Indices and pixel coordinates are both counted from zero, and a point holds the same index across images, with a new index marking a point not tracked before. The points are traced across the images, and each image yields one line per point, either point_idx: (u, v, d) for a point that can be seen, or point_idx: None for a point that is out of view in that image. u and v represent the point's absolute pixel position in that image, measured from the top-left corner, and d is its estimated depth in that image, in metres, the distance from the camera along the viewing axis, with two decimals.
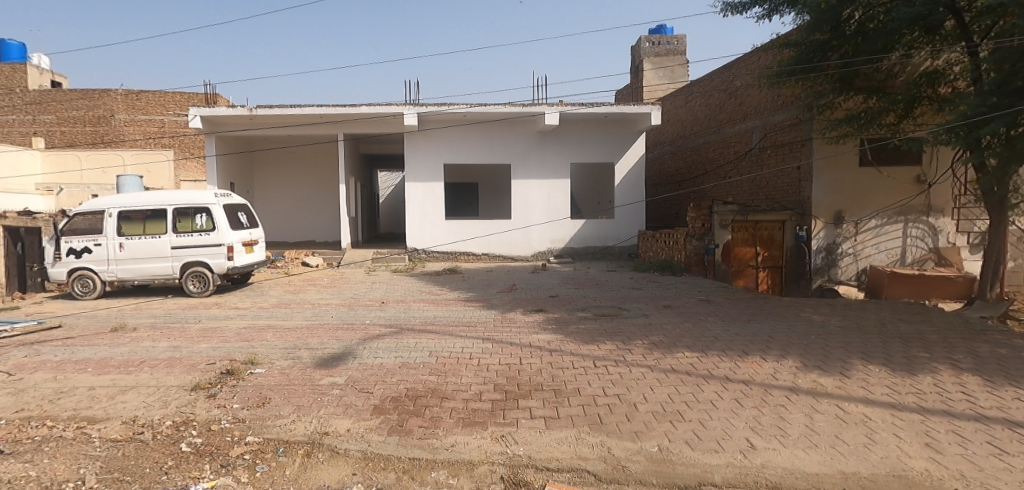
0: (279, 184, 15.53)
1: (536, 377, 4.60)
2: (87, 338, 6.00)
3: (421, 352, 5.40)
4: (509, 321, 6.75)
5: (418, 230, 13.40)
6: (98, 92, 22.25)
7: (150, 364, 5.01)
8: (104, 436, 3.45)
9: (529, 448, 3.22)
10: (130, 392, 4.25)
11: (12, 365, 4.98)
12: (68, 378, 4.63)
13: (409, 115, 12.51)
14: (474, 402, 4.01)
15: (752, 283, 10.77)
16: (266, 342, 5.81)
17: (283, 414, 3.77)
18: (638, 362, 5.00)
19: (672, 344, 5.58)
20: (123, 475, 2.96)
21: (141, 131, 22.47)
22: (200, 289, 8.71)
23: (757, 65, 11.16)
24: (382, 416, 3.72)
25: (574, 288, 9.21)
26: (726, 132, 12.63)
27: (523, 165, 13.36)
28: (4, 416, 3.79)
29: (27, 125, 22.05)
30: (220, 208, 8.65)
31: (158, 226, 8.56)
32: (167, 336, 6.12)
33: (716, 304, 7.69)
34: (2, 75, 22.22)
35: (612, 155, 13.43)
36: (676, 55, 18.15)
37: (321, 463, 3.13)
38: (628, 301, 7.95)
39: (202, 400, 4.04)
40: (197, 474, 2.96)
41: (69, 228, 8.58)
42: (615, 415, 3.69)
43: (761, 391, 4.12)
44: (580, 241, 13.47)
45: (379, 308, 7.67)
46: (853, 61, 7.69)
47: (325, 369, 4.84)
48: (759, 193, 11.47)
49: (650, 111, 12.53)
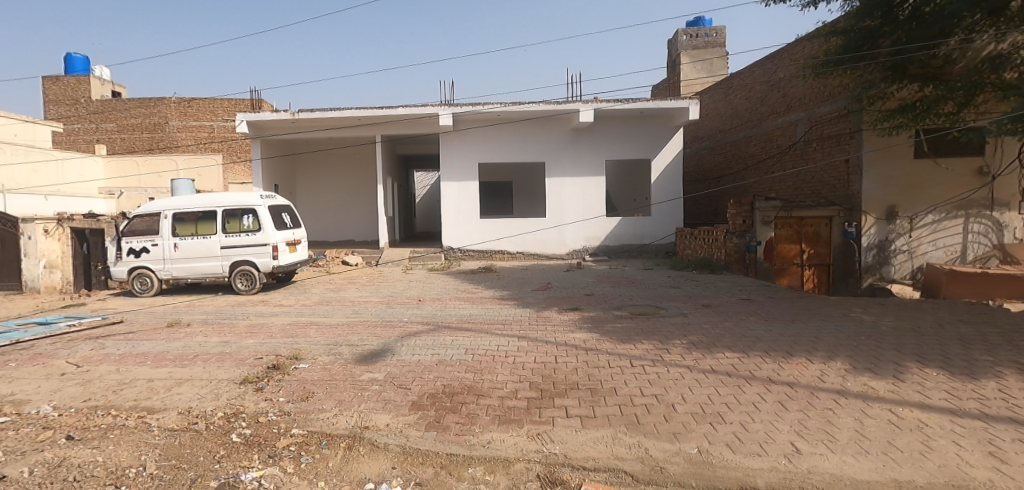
0: (319, 185, 16.02)
1: (572, 376, 4.58)
2: (146, 333, 6.37)
3: (457, 349, 5.46)
4: (545, 319, 6.75)
5: (452, 229, 13.55)
6: (154, 101, 23.51)
7: (203, 358, 5.27)
8: (162, 426, 3.66)
9: (565, 446, 3.22)
10: (186, 384, 4.49)
11: (80, 358, 5.34)
12: (129, 370, 4.93)
13: (444, 115, 12.62)
14: (510, 400, 4.03)
15: (797, 281, 10.36)
16: (309, 338, 6.01)
17: (326, 407, 3.91)
18: (676, 362, 4.90)
19: (711, 343, 5.45)
20: (180, 462, 3.14)
21: (192, 136, 23.57)
22: (248, 287, 9.07)
23: (801, 55, 10.72)
24: (421, 411, 3.80)
25: (610, 286, 9.11)
26: (768, 126, 12.19)
27: (557, 163, 13.30)
28: (74, 405, 4.10)
29: (92, 133, 23.60)
30: (265, 209, 8.99)
31: (208, 227, 8.98)
32: (218, 331, 6.43)
33: (758, 303, 7.44)
34: (69, 86, 23.86)
35: (649, 151, 13.18)
36: (714, 46, 17.57)
37: (362, 456, 3.23)
38: (665, 299, 7.79)
39: (250, 393, 4.24)
40: (247, 463, 3.11)
41: (129, 230, 9.09)
42: (652, 416, 3.64)
43: (807, 394, 3.96)
44: (615, 239, 13.31)
45: (416, 305, 7.81)
46: (906, 47, 7.31)
47: (365, 365, 4.97)
48: (803, 189, 11.01)
49: (688, 105, 12.24)
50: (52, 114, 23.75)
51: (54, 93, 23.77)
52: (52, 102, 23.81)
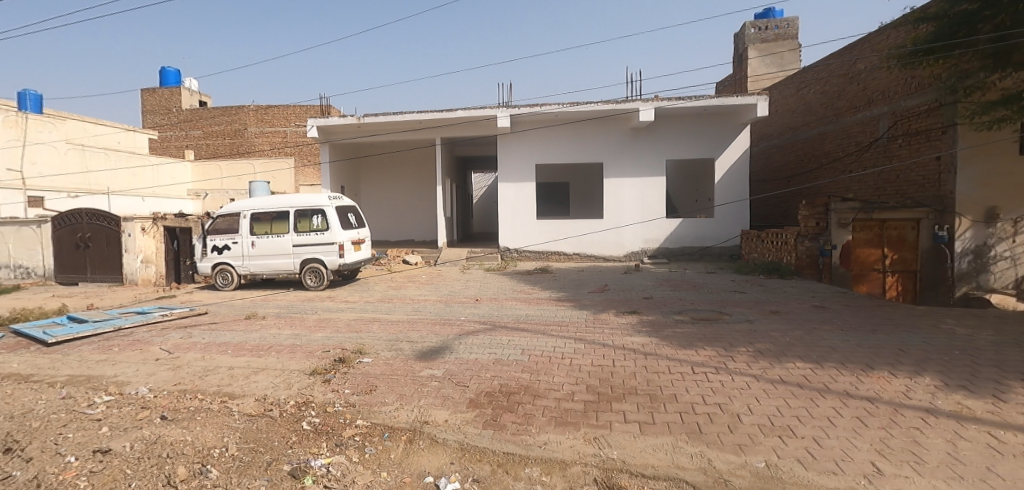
0: (381, 187, 16.65)
1: (630, 380, 4.48)
2: (227, 324, 6.88)
3: (514, 349, 5.50)
4: (602, 322, 6.65)
5: (509, 230, 13.65)
6: (235, 109, 25.34)
7: (277, 349, 5.62)
8: (242, 411, 3.93)
9: (623, 452, 3.17)
10: (261, 373, 4.80)
11: (171, 345, 5.85)
12: (213, 358, 5.34)
13: (502, 117, 12.74)
14: (566, 402, 4.00)
15: (878, 289, 9.54)
16: (372, 334, 6.26)
17: (388, 401, 4.06)
18: (741, 370, 4.68)
19: (780, 352, 5.16)
20: (257, 446, 3.36)
21: (268, 141, 25.22)
22: (317, 283, 9.57)
23: (885, 44, 9.93)
24: (478, 409, 3.86)
25: (669, 289, 8.85)
26: (846, 122, 11.38)
27: (615, 163, 13.09)
28: (167, 388, 4.50)
29: (182, 140, 25.79)
30: (333, 209, 9.44)
31: (282, 226, 9.55)
32: (290, 324, 6.83)
33: (833, 311, 6.97)
34: (164, 97, 26.22)
35: (712, 151, 12.70)
36: (786, 39, 16.65)
37: (422, 450, 3.32)
38: (729, 305, 7.46)
39: (318, 384, 4.47)
40: (316, 450, 3.29)
41: (213, 228, 9.86)
42: (716, 426, 3.49)
43: (889, 410, 3.66)
44: (675, 241, 12.91)
45: (473, 304, 7.94)
46: (1011, 33, 6.56)
47: (425, 361, 5.11)
48: (885, 189, 10.16)
49: (756, 102, 11.68)
50: (149, 123, 26.19)
51: (151, 103, 26.22)
52: (149, 112, 26.27)
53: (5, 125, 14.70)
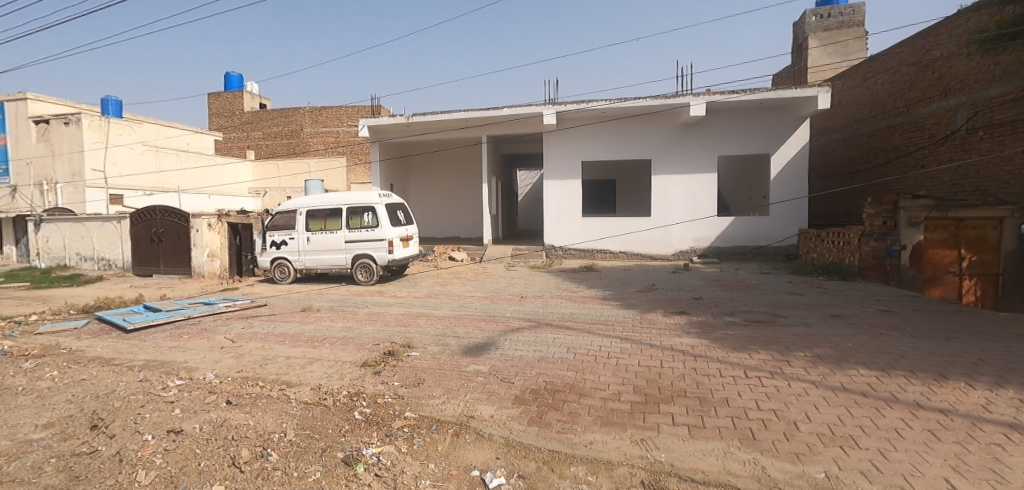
0: (428, 185, 17.00)
1: (679, 382, 4.37)
2: (284, 316, 7.23)
3: (559, 347, 5.47)
4: (649, 322, 6.51)
5: (554, 228, 13.61)
6: (291, 111, 26.53)
7: (330, 341, 5.85)
8: (298, 399, 4.12)
9: (671, 455, 3.09)
10: (316, 364, 5.01)
11: (235, 335, 6.20)
12: (272, 348, 5.62)
13: (548, 114, 12.70)
14: (613, 402, 3.95)
15: (953, 293, 8.99)
16: (420, 328, 6.40)
17: (435, 394, 4.14)
18: (798, 376, 4.46)
19: (842, 359, 4.88)
20: (313, 433, 3.51)
21: (322, 141, 26.28)
22: (367, 278, 9.88)
23: (965, 29, 9.19)
24: (523, 406, 3.87)
25: (720, 290, 8.56)
26: (918, 113, 10.60)
27: (663, 160, 12.79)
28: (231, 374, 4.78)
29: (244, 141, 27.29)
30: (383, 207, 9.72)
31: (335, 223, 9.93)
32: (342, 317, 7.10)
33: (901, 316, 6.52)
34: (228, 101, 27.83)
35: (768, 146, 12.18)
36: (850, 26, 15.70)
37: (468, 444, 3.37)
38: (785, 307, 7.13)
39: (369, 376, 4.62)
40: (368, 440, 3.40)
41: (273, 224, 10.38)
42: (771, 433, 3.35)
43: (966, 424, 3.39)
44: (726, 240, 12.48)
45: (518, 302, 7.98)
46: None
47: (471, 357, 5.18)
48: (963, 185, 9.33)
49: (817, 94, 11.10)
50: (215, 125, 27.87)
51: (217, 107, 27.88)
52: (215, 115, 27.95)
53: (90, 129, 15.85)
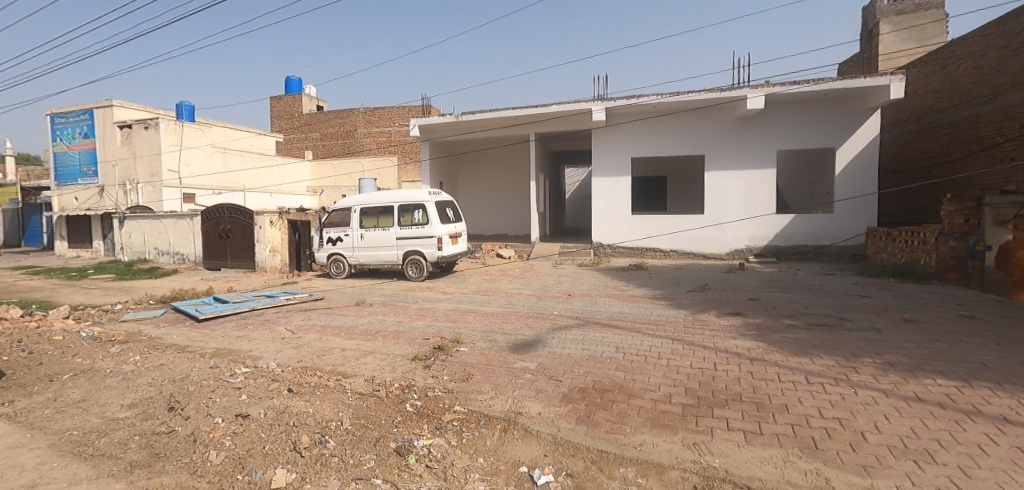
0: (476, 182, 17.20)
1: (734, 386, 4.21)
2: (340, 309, 7.53)
3: (608, 346, 5.41)
4: (702, 323, 6.30)
5: (602, 226, 13.44)
6: (346, 112, 27.53)
7: (383, 335, 6.03)
8: (354, 389, 4.28)
9: (726, 461, 2.99)
10: (370, 356, 5.19)
11: (295, 326, 6.52)
12: (329, 340, 5.87)
13: (597, 110, 12.52)
14: (664, 404, 3.86)
15: None
16: (469, 324, 6.50)
17: (483, 390, 4.19)
18: (866, 383, 4.20)
19: (916, 367, 4.54)
20: (367, 422, 3.64)
21: (375, 141, 27.15)
22: (417, 274, 10.13)
23: None
24: (572, 404, 3.85)
25: (778, 291, 8.18)
26: (1007, 101, 9.66)
27: (718, 156, 12.35)
28: (291, 364, 5.03)
29: (303, 142, 28.61)
30: (433, 204, 9.92)
31: (387, 220, 10.24)
32: (394, 312, 7.31)
33: (985, 322, 6.00)
34: (289, 104, 29.22)
35: (833, 139, 11.51)
36: (928, 9, 14.53)
37: (516, 440, 3.39)
38: (851, 310, 6.72)
39: (420, 370, 4.73)
40: (418, 431, 3.49)
41: (329, 221, 10.82)
42: (835, 443, 3.17)
43: None
44: (785, 239, 11.90)
45: (566, 300, 7.94)
46: None
47: (519, 354, 5.21)
48: None
49: (889, 82, 10.37)
50: (276, 127, 29.35)
51: (278, 109, 29.35)
52: (276, 117, 29.43)
53: (166, 133, 17.03)
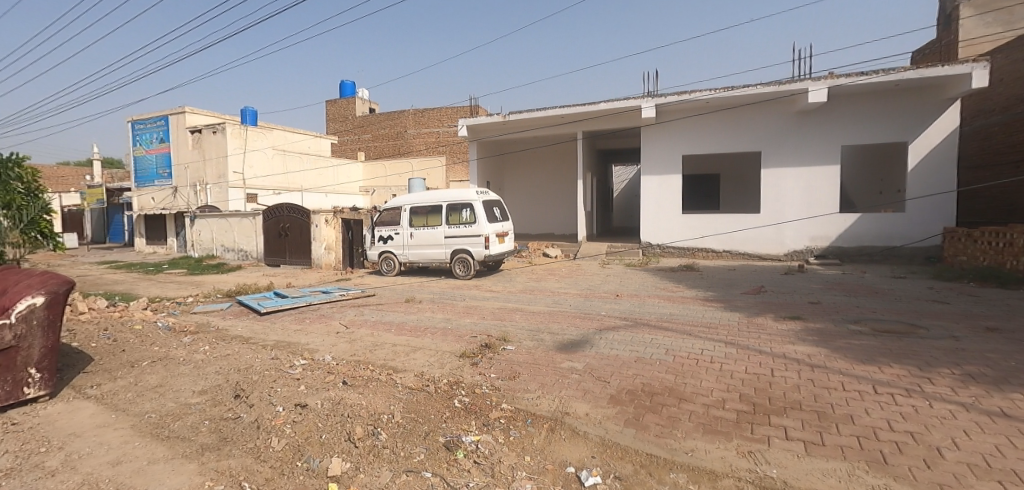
0: (523, 181, 17.25)
1: (793, 393, 4.02)
2: (390, 306, 7.77)
3: (657, 348, 5.29)
4: (757, 326, 6.05)
5: (651, 225, 13.16)
6: (397, 114, 28.30)
7: (432, 331, 6.16)
8: (404, 384, 4.40)
9: (784, 472, 2.86)
10: (419, 352, 5.32)
11: (348, 321, 6.77)
12: (380, 335, 6.06)
13: (646, 107, 12.26)
14: (716, 409, 3.74)
15: None
16: (516, 323, 6.53)
17: (530, 388, 4.21)
18: (941, 396, 3.89)
19: (1000, 380, 4.17)
20: (417, 416, 3.73)
21: (424, 142, 27.77)
22: (464, 272, 10.28)
23: None
24: (620, 406, 3.80)
25: (841, 294, 7.73)
26: None
27: (776, 152, 11.81)
28: (345, 358, 5.23)
29: (356, 143, 29.66)
30: (480, 203, 10.03)
31: (436, 219, 10.45)
32: (443, 309, 7.46)
33: None
34: (343, 107, 30.37)
35: (905, 133, 10.75)
36: None
37: (564, 440, 3.38)
38: (925, 317, 6.24)
39: (467, 367, 4.80)
40: (467, 427, 3.55)
41: (380, 220, 11.17)
42: (906, 458, 2.96)
43: None
44: (849, 239, 11.23)
45: (614, 300, 7.83)
46: None
47: (566, 353, 5.18)
48: None
49: (971, 71, 9.57)
50: (331, 129, 30.58)
51: (333, 112, 30.57)
52: (331, 120, 30.67)
53: (232, 136, 18.12)
